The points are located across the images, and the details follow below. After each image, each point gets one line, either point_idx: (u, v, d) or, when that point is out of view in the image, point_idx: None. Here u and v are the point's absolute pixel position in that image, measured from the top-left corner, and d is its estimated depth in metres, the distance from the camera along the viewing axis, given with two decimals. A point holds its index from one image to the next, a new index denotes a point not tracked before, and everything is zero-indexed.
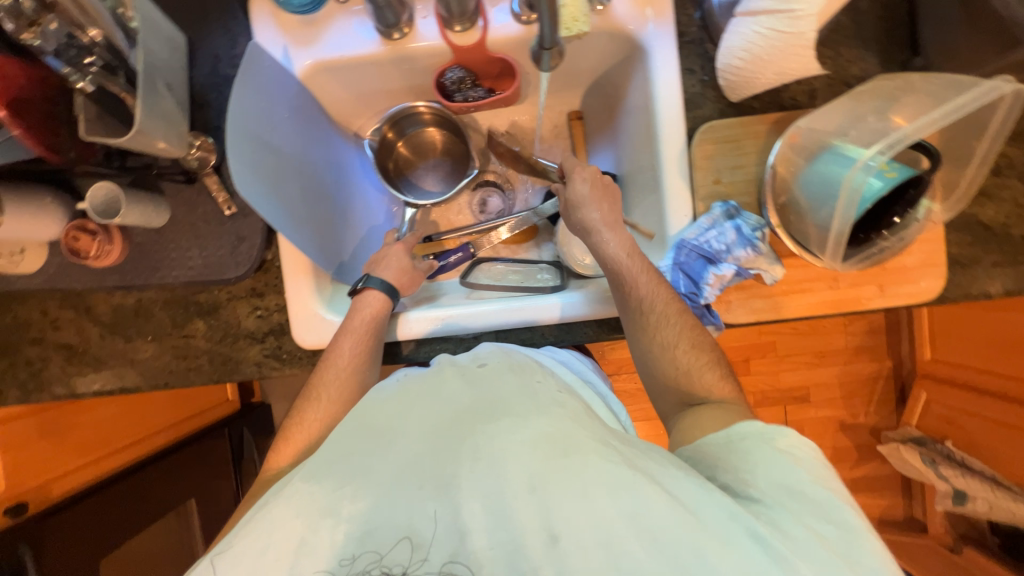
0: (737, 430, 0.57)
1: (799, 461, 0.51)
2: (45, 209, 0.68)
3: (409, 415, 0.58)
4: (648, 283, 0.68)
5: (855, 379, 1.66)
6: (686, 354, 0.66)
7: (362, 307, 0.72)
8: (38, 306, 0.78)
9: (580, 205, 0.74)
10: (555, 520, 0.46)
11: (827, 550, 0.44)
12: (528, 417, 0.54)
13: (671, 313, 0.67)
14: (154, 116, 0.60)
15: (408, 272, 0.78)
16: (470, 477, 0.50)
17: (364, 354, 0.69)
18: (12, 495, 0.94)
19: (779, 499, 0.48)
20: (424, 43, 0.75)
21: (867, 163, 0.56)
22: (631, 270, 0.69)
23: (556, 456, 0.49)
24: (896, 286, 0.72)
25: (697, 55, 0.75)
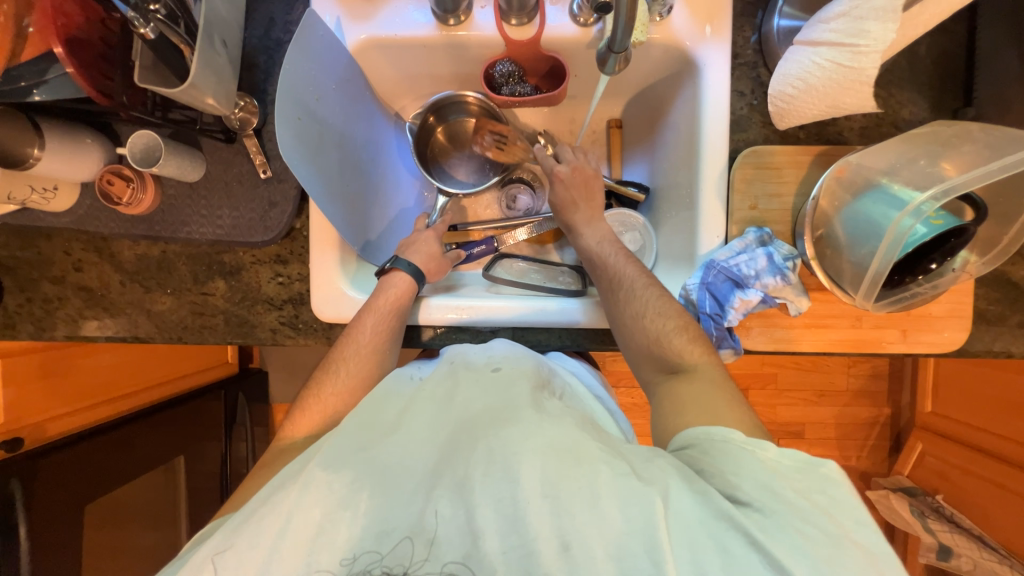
0: (716, 430, 0.52)
1: (786, 466, 0.47)
2: (83, 149, 0.68)
3: (424, 417, 0.59)
4: (629, 275, 0.71)
5: (852, 422, 1.65)
6: (667, 325, 0.65)
7: (387, 287, 0.72)
8: (63, 246, 0.78)
9: (564, 207, 0.80)
10: (567, 529, 0.46)
11: (817, 556, 0.42)
12: (540, 423, 0.54)
13: (656, 305, 0.66)
14: (207, 72, 0.59)
15: (435, 259, 0.78)
16: (482, 480, 0.50)
17: (386, 335, 0.69)
18: (10, 429, 0.94)
19: (767, 504, 0.45)
20: (479, 33, 0.75)
21: (918, 207, 0.54)
22: (603, 253, 0.75)
23: (567, 466, 0.49)
24: (919, 333, 0.72)
25: (749, 79, 0.75)
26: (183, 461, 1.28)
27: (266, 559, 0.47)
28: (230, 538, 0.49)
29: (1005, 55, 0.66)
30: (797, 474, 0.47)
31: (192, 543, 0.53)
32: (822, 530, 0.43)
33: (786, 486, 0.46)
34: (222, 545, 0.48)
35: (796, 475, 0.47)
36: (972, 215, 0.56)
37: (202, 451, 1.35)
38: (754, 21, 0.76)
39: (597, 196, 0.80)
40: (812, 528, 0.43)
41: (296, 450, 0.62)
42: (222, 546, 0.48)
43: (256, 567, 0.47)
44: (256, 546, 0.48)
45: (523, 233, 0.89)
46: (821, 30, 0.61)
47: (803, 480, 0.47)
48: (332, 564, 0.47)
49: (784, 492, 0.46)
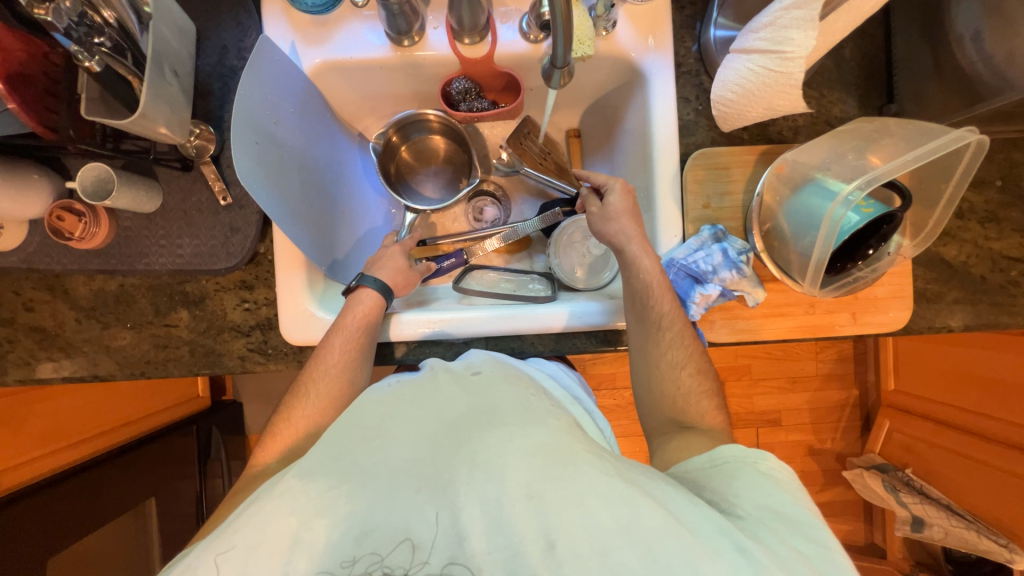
0: (721, 453, 0.59)
1: (776, 479, 0.54)
2: (31, 186, 0.66)
3: (406, 420, 0.58)
4: (671, 306, 0.70)
5: (824, 406, 1.72)
6: (690, 376, 0.69)
7: (355, 305, 0.72)
8: (11, 286, 0.75)
9: (615, 218, 0.74)
10: (551, 525, 0.47)
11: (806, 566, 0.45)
12: (525, 426, 0.55)
13: (685, 336, 0.70)
14: (158, 102, 0.59)
15: (405, 275, 0.78)
16: (468, 482, 0.50)
17: (358, 354, 0.69)
18: None
19: (762, 517, 0.50)
20: (433, 52, 0.77)
21: (847, 198, 0.59)
22: (657, 288, 0.70)
23: (554, 465, 0.50)
24: (867, 315, 0.76)
25: (693, 86, 0.79)
26: (155, 503, 1.22)
27: (243, 567, 0.46)
28: (208, 553, 0.48)
29: (919, 56, 0.72)
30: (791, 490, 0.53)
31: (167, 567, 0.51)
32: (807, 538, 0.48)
33: (774, 495, 0.52)
34: (224, 546, 0.48)
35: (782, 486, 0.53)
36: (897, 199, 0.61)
37: (176, 491, 1.30)
38: (693, 32, 0.80)
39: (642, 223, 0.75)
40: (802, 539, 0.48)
41: (268, 475, 0.61)
42: (218, 548, 0.48)
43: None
44: (234, 553, 0.47)
45: (494, 244, 0.91)
46: (752, 39, 0.66)
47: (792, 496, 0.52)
48: (311, 569, 0.46)
49: (775, 504, 0.51)
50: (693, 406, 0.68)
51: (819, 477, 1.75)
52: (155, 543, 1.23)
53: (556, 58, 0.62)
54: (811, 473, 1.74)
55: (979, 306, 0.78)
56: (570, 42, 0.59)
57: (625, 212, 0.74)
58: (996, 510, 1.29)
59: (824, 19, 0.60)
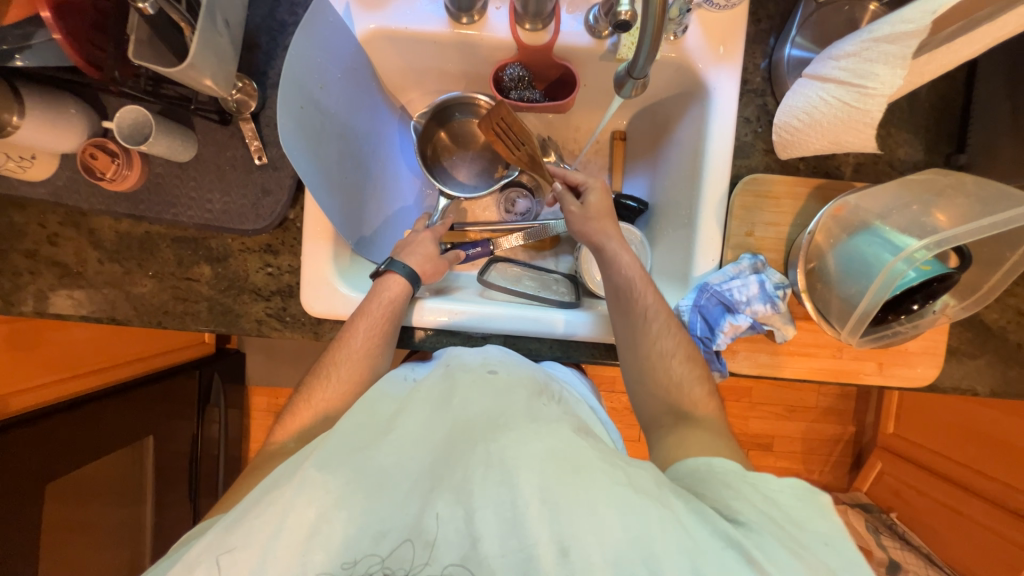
0: (717, 462, 0.55)
1: (786, 496, 0.49)
2: (68, 120, 0.64)
3: (419, 418, 0.58)
4: (651, 294, 0.70)
5: (819, 438, 1.71)
6: (681, 365, 0.67)
7: (382, 290, 0.70)
8: (38, 218, 0.74)
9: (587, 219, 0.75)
10: (565, 534, 0.45)
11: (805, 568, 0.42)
12: (538, 430, 0.54)
13: (671, 325, 0.68)
14: (207, 53, 0.56)
15: (433, 263, 0.77)
16: (481, 484, 0.49)
17: (381, 343, 0.68)
18: None
19: (763, 523, 0.46)
20: (491, 34, 0.73)
21: (912, 255, 0.56)
22: (633, 281, 0.71)
23: (566, 472, 0.49)
24: (894, 366, 0.74)
25: (756, 106, 0.76)
26: (152, 441, 1.25)
27: (259, 559, 0.46)
28: (222, 538, 0.48)
29: (999, 106, 0.68)
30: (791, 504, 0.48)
31: (182, 542, 0.53)
32: (815, 558, 0.44)
33: (785, 516, 0.47)
34: (230, 544, 0.47)
35: (795, 504, 0.48)
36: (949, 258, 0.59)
37: (169, 431, 1.30)
38: (765, 47, 0.76)
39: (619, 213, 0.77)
40: (810, 556, 0.44)
41: (285, 453, 0.61)
42: (220, 547, 0.47)
43: (249, 568, 0.45)
44: (248, 546, 0.46)
45: (519, 238, 0.89)
46: (831, 67, 0.62)
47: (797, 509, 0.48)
48: (325, 566, 0.46)
49: (782, 521, 0.47)
50: (685, 394, 0.66)
51: None
52: (149, 479, 1.26)
53: (635, 66, 0.59)
54: None
55: (1011, 373, 0.76)
56: (655, 48, 0.55)
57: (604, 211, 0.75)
58: (974, 566, 1.29)
59: (916, 58, 0.56)
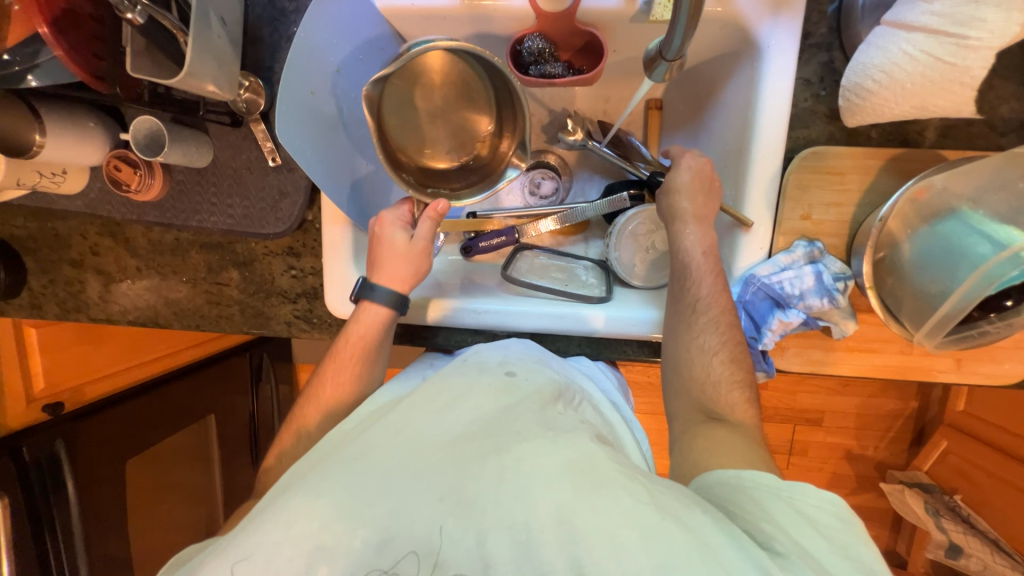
0: (750, 475, 0.50)
1: (821, 521, 0.46)
2: (88, 135, 0.64)
3: (429, 419, 0.56)
4: (711, 287, 0.61)
5: (874, 414, 1.61)
6: (722, 365, 0.60)
7: (363, 317, 0.67)
8: (79, 229, 0.77)
9: (674, 190, 0.65)
10: (581, 559, 0.44)
11: None
12: (553, 442, 0.53)
13: (723, 321, 0.60)
14: (205, 58, 0.53)
15: (414, 275, 0.68)
16: (494, 501, 0.49)
17: (362, 366, 0.66)
18: (49, 394, 1.03)
19: (803, 555, 0.43)
20: (505, 3, 0.66)
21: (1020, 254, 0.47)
22: (700, 266, 0.63)
23: (585, 487, 0.48)
24: (975, 363, 0.66)
25: (819, 64, 0.64)
26: (215, 419, 1.33)
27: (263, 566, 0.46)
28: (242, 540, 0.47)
29: None
30: (831, 529, 0.45)
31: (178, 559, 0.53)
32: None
33: (821, 548, 0.44)
34: (238, 553, 0.46)
35: (831, 531, 0.45)
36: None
37: (232, 406, 1.39)
38: None
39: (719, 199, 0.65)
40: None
41: None
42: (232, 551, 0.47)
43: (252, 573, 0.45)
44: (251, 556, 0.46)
45: (548, 224, 0.83)
46: (918, 11, 0.52)
47: (835, 534, 0.45)
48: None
49: (817, 553, 0.44)
50: (723, 395, 0.59)
51: (851, 481, 1.69)
52: (216, 451, 1.36)
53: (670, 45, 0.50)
54: (843, 477, 1.68)
55: None
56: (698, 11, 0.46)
57: (690, 188, 0.65)
58: None
59: None
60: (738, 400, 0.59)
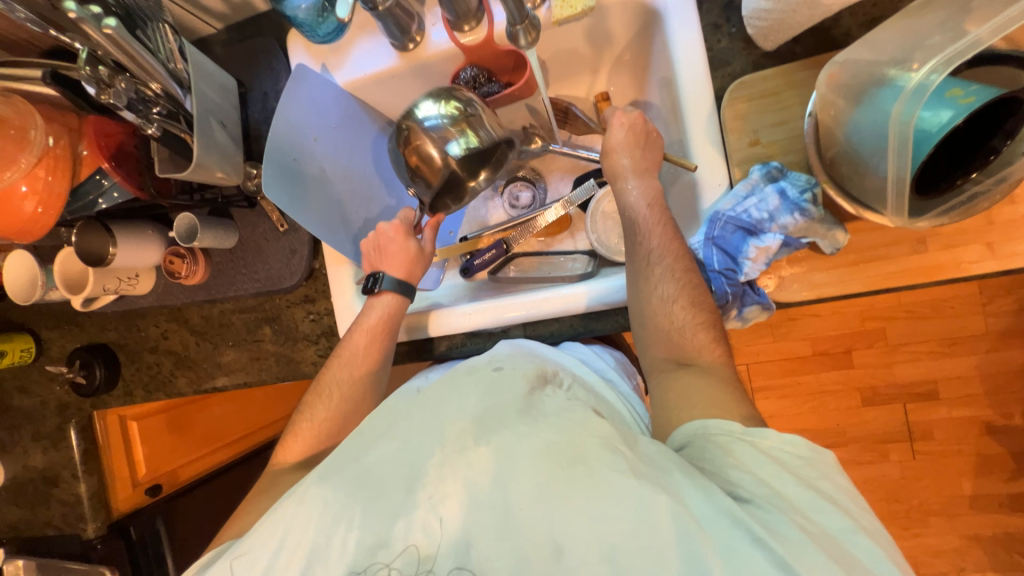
0: (714, 425, 0.50)
1: (786, 460, 0.46)
2: (146, 239, 0.82)
3: (417, 422, 0.56)
4: (662, 237, 0.64)
5: (1003, 370, 1.33)
6: (684, 311, 0.61)
7: (375, 308, 0.77)
8: (153, 320, 0.95)
9: (614, 150, 0.71)
10: (559, 532, 0.46)
11: (821, 548, 0.39)
12: (533, 425, 0.53)
13: (677, 269, 0.62)
14: (209, 151, 0.68)
15: (420, 267, 0.80)
16: (474, 490, 0.50)
17: (377, 348, 0.75)
18: (152, 478, 1.17)
19: (772, 498, 0.43)
20: (436, 50, 0.77)
21: (922, 85, 0.46)
22: (647, 219, 0.67)
23: (561, 467, 0.49)
24: (1013, 243, 0.57)
25: (721, 7, 0.68)
26: None
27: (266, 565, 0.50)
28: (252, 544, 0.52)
29: None
30: (798, 467, 0.45)
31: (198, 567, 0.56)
32: (818, 526, 0.41)
33: (787, 483, 0.44)
34: (241, 551, 0.52)
35: (796, 468, 0.45)
36: (958, 75, 0.47)
37: None
38: None
39: (655, 150, 0.70)
40: (811, 523, 0.41)
41: None
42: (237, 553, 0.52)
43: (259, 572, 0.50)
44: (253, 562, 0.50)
45: (554, 212, 0.88)
46: None
47: (804, 473, 0.45)
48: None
49: (784, 489, 0.44)
50: (689, 340, 0.60)
51: (1009, 463, 1.35)
52: None
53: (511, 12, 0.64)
54: (995, 458, 1.35)
55: None
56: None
57: (624, 146, 0.70)
58: None
59: None
60: (704, 341, 0.60)
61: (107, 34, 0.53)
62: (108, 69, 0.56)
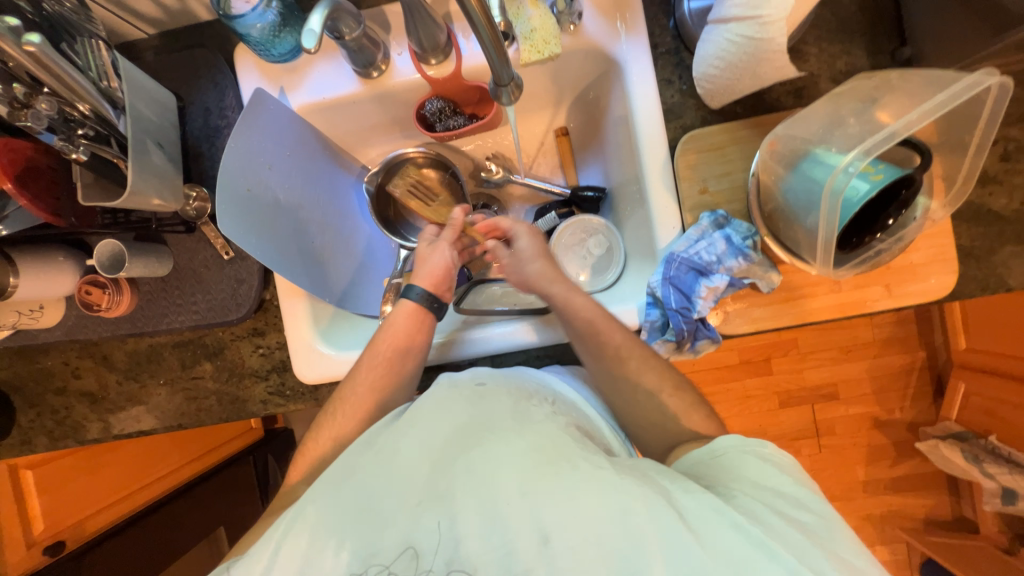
0: (719, 444, 0.56)
1: (771, 470, 0.52)
2: (56, 267, 0.71)
3: (408, 433, 0.56)
4: (624, 333, 0.66)
5: (886, 373, 1.56)
6: (671, 398, 0.64)
7: (391, 324, 0.71)
8: (60, 357, 0.83)
9: (524, 259, 0.74)
10: (545, 522, 0.47)
11: (805, 537, 0.44)
12: (519, 429, 0.54)
13: (647, 358, 0.65)
14: (146, 176, 0.61)
15: (451, 273, 0.76)
16: (463, 492, 0.50)
17: (386, 381, 0.67)
18: (50, 535, 1.02)
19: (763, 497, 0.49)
20: (402, 78, 0.77)
21: (847, 168, 0.53)
22: (600, 321, 0.66)
23: (547, 464, 0.50)
24: (904, 285, 0.69)
25: (673, 65, 0.74)
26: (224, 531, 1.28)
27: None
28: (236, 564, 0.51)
29: None
30: (784, 480, 0.51)
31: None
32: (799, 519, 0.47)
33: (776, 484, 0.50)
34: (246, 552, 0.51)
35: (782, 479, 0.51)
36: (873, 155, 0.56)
37: (240, 518, 1.34)
38: (668, 7, 0.75)
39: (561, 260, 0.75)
40: (795, 518, 0.47)
41: None
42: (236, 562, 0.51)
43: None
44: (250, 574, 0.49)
45: None
46: (728, 6, 0.60)
47: (787, 483, 0.51)
48: None
49: (774, 490, 0.50)
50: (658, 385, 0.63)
51: (890, 451, 1.59)
52: None
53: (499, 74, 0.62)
54: (880, 447, 1.58)
55: None
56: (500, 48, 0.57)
57: (538, 253, 0.74)
58: None
59: None
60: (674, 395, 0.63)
61: (30, 52, 0.48)
62: (25, 86, 0.52)
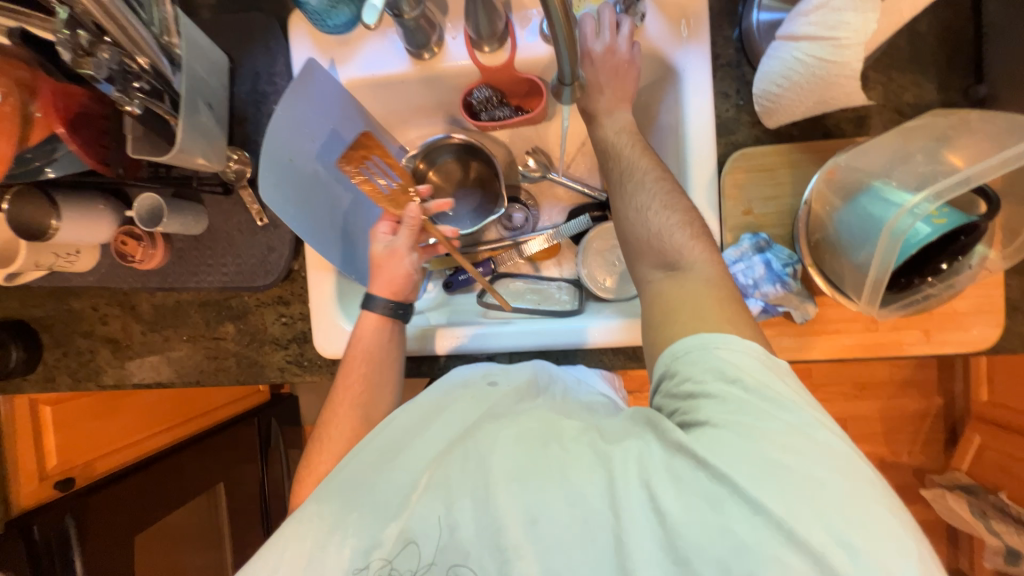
0: (680, 346, 0.51)
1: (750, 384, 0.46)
2: (97, 214, 0.72)
3: (409, 428, 0.57)
4: (654, 180, 0.63)
5: (900, 415, 1.52)
6: (685, 236, 0.58)
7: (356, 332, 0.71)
8: (90, 301, 0.85)
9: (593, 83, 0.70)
10: (534, 505, 0.46)
11: (816, 505, 0.40)
12: (513, 417, 0.54)
13: (672, 197, 0.61)
14: (194, 136, 0.62)
15: (410, 283, 0.73)
16: (458, 477, 0.50)
17: (366, 399, 0.67)
18: (61, 470, 1.03)
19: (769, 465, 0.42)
20: (453, 63, 0.76)
21: (914, 209, 0.51)
22: (636, 161, 0.65)
23: (539, 447, 0.50)
24: (945, 332, 0.66)
25: (732, 78, 0.72)
26: (223, 487, 1.31)
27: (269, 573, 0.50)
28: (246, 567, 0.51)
29: (1013, 27, 0.62)
30: (787, 436, 0.43)
31: None
32: (817, 484, 0.41)
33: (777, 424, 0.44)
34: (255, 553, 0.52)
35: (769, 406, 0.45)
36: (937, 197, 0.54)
37: (241, 477, 1.37)
38: (734, 17, 0.73)
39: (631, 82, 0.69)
40: (808, 481, 0.41)
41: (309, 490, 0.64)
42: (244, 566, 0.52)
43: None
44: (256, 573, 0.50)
45: (538, 244, 0.89)
46: (801, 23, 0.59)
47: (789, 435, 0.43)
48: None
49: (777, 444, 0.43)
50: None
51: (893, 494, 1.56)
52: (225, 522, 1.33)
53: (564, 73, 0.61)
54: None
55: None
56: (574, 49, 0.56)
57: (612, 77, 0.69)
58: None
59: None
60: None
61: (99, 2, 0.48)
62: (89, 33, 0.51)
